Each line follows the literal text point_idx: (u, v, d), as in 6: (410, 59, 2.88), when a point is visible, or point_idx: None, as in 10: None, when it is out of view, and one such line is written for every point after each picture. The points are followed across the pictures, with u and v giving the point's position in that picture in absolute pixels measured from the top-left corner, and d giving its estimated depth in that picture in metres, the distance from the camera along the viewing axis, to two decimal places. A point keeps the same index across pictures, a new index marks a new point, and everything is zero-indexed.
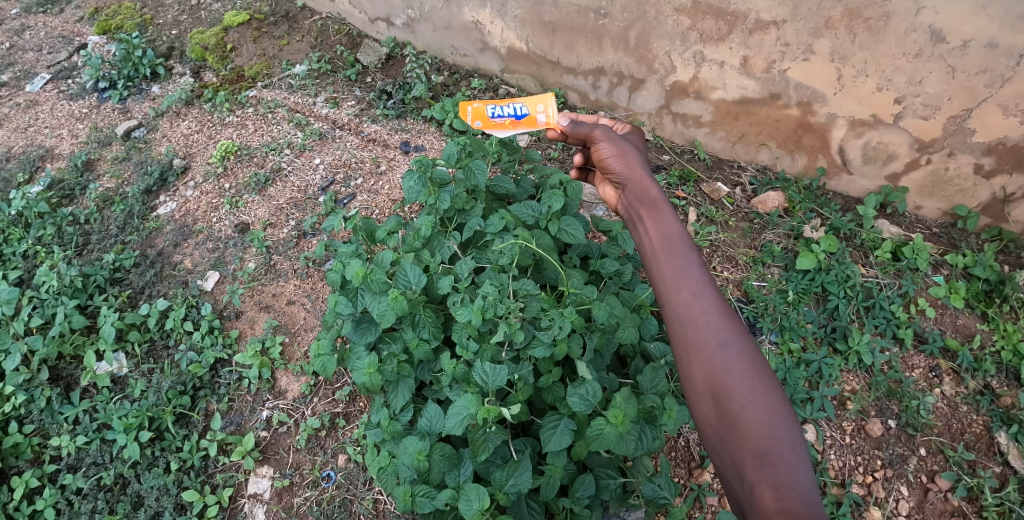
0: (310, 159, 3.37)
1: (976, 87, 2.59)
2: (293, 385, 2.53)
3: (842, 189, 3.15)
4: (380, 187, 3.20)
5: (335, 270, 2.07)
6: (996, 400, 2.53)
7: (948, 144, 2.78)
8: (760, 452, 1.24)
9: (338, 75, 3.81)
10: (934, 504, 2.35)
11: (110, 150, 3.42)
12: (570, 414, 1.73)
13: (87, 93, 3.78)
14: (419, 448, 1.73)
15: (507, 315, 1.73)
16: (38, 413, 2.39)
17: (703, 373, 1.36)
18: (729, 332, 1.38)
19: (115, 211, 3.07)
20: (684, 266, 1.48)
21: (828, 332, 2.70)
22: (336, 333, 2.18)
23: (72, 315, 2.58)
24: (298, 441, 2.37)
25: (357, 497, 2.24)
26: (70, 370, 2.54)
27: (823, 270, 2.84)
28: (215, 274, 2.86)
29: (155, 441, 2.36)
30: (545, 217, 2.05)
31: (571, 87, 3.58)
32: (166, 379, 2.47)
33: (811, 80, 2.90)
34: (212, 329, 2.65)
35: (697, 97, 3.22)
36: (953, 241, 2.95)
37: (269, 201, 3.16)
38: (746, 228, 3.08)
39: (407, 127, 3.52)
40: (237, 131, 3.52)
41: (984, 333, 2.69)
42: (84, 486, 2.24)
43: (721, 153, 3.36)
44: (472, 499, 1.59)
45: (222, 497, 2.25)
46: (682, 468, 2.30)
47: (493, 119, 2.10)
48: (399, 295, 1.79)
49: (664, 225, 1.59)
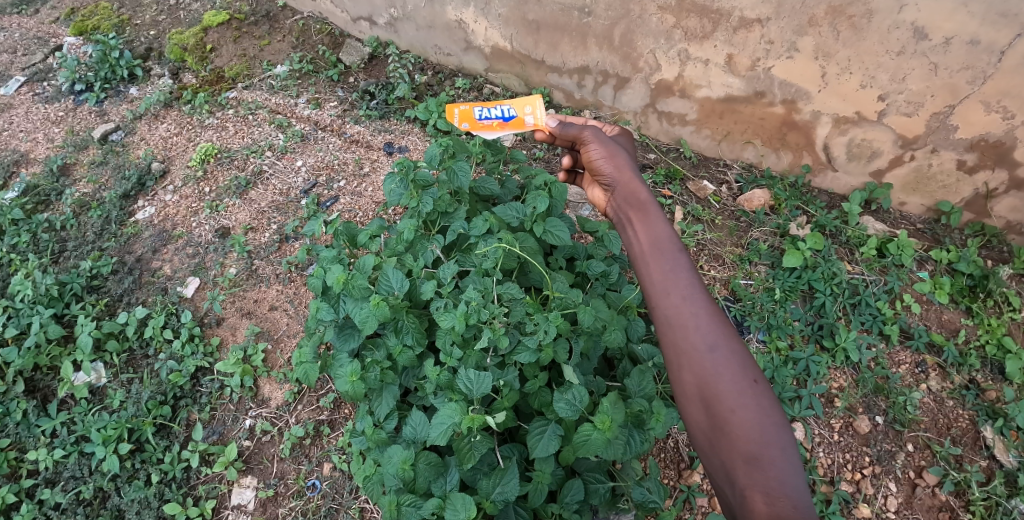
0: (292, 161, 3.31)
1: (958, 84, 2.60)
2: (276, 392, 2.48)
3: (827, 186, 3.16)
4: (364, 189, 3.16)
5: (315, 276, 2.02)
6: (982, 394, 2.55)
7: (931, 140, 2.80)
8: (750, 457, 1.22)
9: (319, 76, 3.76)
10: (922, 500, 2.35)
11: (87, 154, 3.34)
12: (557, 419, 1.70)
13: (63, 96, 3.70)
14: (404, 457, 1.67)
15: (490, 321, 1.71)
16: (14, 427, 2.32)
17: (693, 378, 1.34)
18: (719, 335, 1.36)
19: (92, 216, 2.99)
20: (673, 270, 1.46)
21: (814, 329, 2.70)
22: (318, 340, 2.14)
23: (48, 325, 2.51)
24: (282, 450, 2.33)
25: (342, 506, 2.20)
26: (47, 382, 2.48)
27: (809, 267, 2.84)
28: (195, 280, 2.80)
29: (135, 453, 2.30)
30: (530, 218, 2.02)
31: (556, 86, 3.55)
32: (146, 389, 2.41)
33: (795, 78, 2.90)
34: (192, 337, 2.59)
35: (683, 95, 3.21)
36: (936, 237, 2.98)
37: (250, 205, 3.10)
38: (732, 226, 3.07)
39: (391, 128, 3.48)
40: (217, 134, 3.45)
41: (969, 328, 2.71)
42: (63, 501, 2.17)
43: (707, 152, 3.35)
44: (458, 508, 1.56)
45: (204, 509, 2.20)
46: (671, 469, 2.28)
47: (480, 121, 2.06)
48: (381, 301, 1.76)
49: (653, 228, 1.57)
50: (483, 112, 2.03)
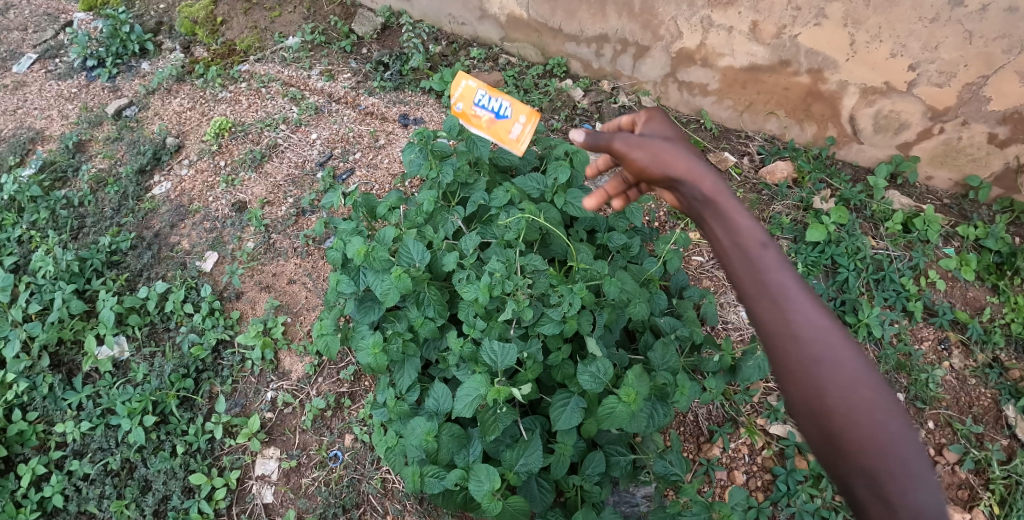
0: (306, 134, 3.28)
1: (993, 53, 2.52)
2: (297, 365, 2.49)
3: (852, 159, 3.07)
4: (379, 161, 3.13)
5: (335, 248, 2.00)
6: (1005, 373, 2.50)
7: (962, 112, 2.71)
8: (877, 474, 0.96)
9: (332, 47, 3.70)
10: (941, 477, 2.32)
11: (101, 130, 3.32)
12: (580, 393, 1.69)
13: (75, 72, 3.67)
14: (427, 428, 1.67)
15: (514, 292, 1.69)
16: (41, 400, 2.35)
17: (791, 379, 1.06)
18: (811, 318, 1.07)
19: (110, 192, 2.99)
20: (740, 237, 1.16)
21: (837, 305, 2.65)
22: (338, 313, 2.13)
23: (70, 301, 2.53)
24: (304, 422, 2.34)
25: (365, 476, 2.22)
26: (72, 356, 2.49)
27: (833, 242, 2.77)
28: (213, 254, 2.80)
29: (160, 425, 2.32)
30: (551, 190, 2.00)
31: (573, 56, 3.47)
32: (168, 362, 2.43)
33: (823, 46, 2.81)
34: (212, 311, 2.60)
35: (705, 64, 3.12)
36: (963, 213, 2.89)
37: (265, 179, 3.09)
38: (754, 199, 2.99)
39: (405, 99, 3.42)
40: (230, 108, 3.41)
41: (994, 306, 2.65)
42: (91, 471, 2.20)
43: (728, 123, 3.27)
44: (482, 480, 1.54)
45: (229, 479, 2.21)
46: (691, 442, 2.32)
47: (474, 107, 1.80)
48: (403, 273, 1.74)
49: (711, 186, 1.23)
50: (478, 99, 1.76)
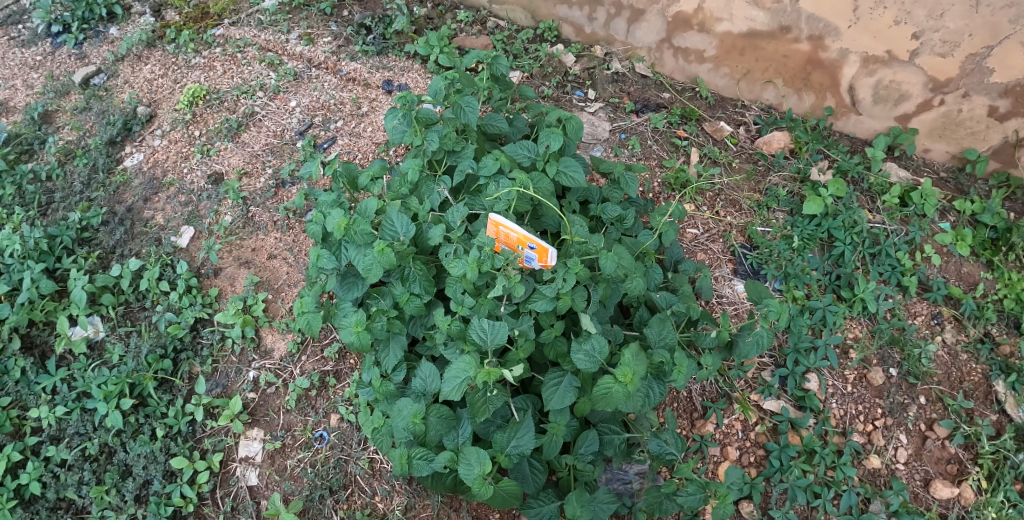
0: (285, 101, 3.12)
1: (999, 22, 2.46)
2: (279, 343, 2.41)
3: (850, 130, 2.98)
4: (362, 130, 3.00)
5: (314, 222, 1.89)
6: (996, 348, 2.45)
7: (963, 84, 2.63)
8: None
9: (312, 8, 3.51)
10: (931, 451, 2.28)
11: (68, 100, 3.14)
12: (573, 371, 1.63)
13: (39, 39, 3.46)
14: (414, 410, 1.61)
15: (505, 268, 1.60)
16: (13, 385, 2.24)
17: None
18: None
19: (79, 165, 2.84)
20: None
21: (832, 279, 2.59)
22: (319, 290, 2.03)
23: (40, 280, 2.40)
24: (288, 402, 2.27)
25: (351, 457, 2.16)
26: (44, 338, 2.38)
27: (830, 215, 2.70)
28: (189, 229, 2.67)
29: (139, 408, 2.23)
30: (543, 157, 1.91)
31: (565, 19, 3.35)
32: (144, 343, 2.32)
33: (824, 12, 2.73)
34: (189, 288, 2.49)
35: (701, 29, 3.02)
36: (960, 188, 2.81)
37: (243, 149, 2.95)
38: (750, 170, 2.91)
39: (389, 64, 3.27)
40: (204, 74, 3.24)
41: (988, 282, 2.60)
42: (68, 457, 2.11)
43: (724, 92, 3.15)
44: (472, 463, 1.48)
45: (212, 462, 2.14)
46: (685, 418, 2.30)
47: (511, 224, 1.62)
48: (386, 247, 1.65)
49: None
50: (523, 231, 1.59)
